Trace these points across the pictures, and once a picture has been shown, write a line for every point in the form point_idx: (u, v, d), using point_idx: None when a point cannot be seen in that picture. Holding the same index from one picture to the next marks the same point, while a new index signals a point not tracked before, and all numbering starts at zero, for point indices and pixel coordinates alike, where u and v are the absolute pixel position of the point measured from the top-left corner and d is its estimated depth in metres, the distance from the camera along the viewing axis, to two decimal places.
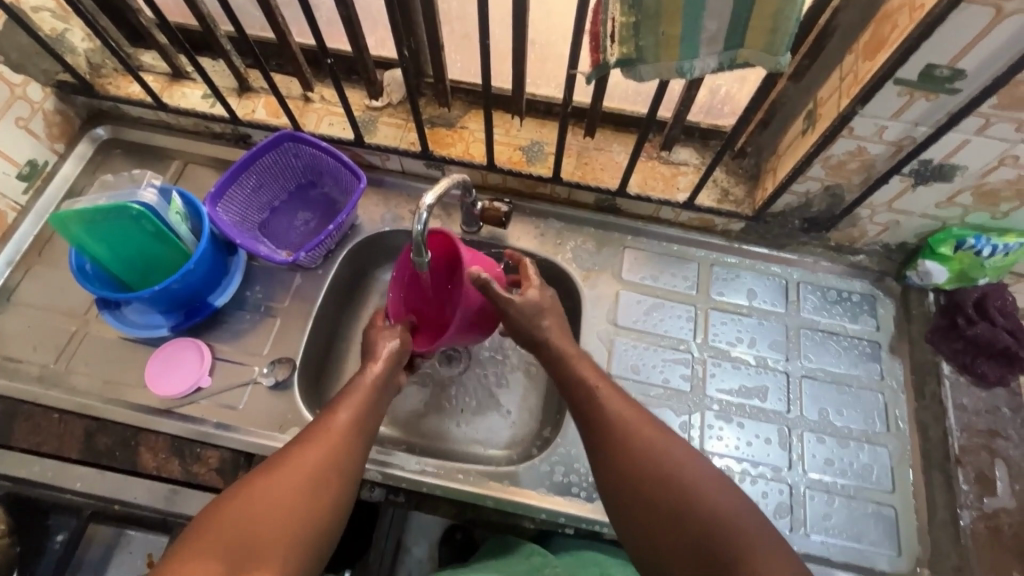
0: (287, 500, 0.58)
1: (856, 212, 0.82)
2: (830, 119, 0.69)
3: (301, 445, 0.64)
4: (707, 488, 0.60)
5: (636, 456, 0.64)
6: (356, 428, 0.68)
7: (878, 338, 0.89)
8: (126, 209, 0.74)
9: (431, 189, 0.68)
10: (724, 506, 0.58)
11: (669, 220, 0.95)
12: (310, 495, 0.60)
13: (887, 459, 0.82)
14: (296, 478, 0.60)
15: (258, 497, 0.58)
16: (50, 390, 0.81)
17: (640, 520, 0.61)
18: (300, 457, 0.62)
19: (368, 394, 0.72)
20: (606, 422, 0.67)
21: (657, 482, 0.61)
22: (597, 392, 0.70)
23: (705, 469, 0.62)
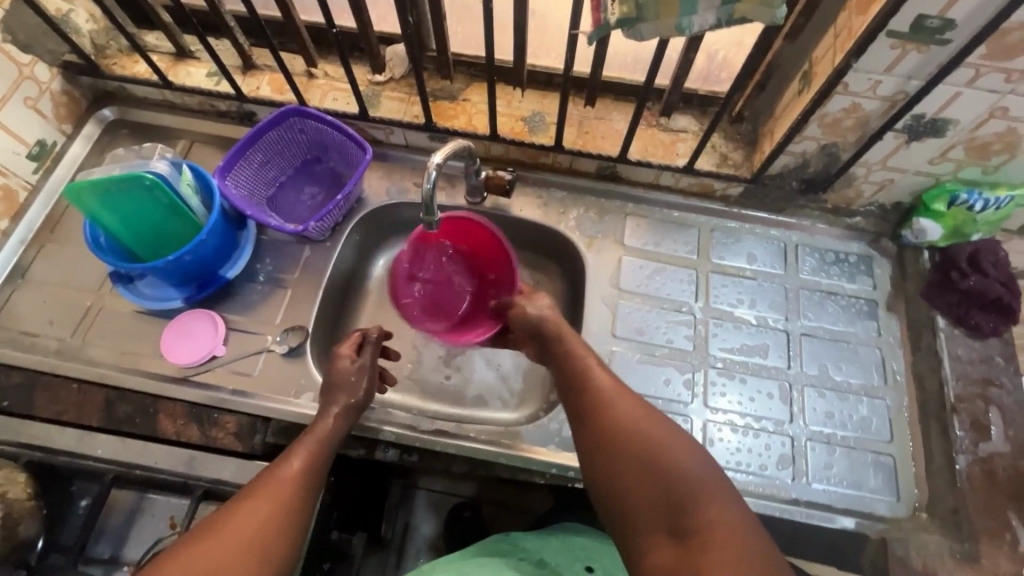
0: (225, 557, 0.57)
1: (852, 171, 0.84)
2: (825, 76, 0.71)
3: (244, 499, 0.63)
4: (678, 453, 0.59)
5: (615, 420, 0.63)
6: (306, 477, 0.67)
7: (875, 297, 0.91)
8: (140, 179, 0.76)
9: (439, 151, 0.72)
10: (695, 472, 0.57)
11: (669, 187, 0.97)
12: (249, 550, 0.58)
13: (886, 410, 0.84)
14: (233, 535, 0.59)
15: (193, 558, 0.56)
16: (70, 363, 0.83)
17: (608, 480, 0.61)
18: (242, 512, 0.61)
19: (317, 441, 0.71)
20: (591, 387, 0.67)
21: (627, 447, 0.60)
22: (585, 363, 0.70)
23: (681, 437, 0.61)
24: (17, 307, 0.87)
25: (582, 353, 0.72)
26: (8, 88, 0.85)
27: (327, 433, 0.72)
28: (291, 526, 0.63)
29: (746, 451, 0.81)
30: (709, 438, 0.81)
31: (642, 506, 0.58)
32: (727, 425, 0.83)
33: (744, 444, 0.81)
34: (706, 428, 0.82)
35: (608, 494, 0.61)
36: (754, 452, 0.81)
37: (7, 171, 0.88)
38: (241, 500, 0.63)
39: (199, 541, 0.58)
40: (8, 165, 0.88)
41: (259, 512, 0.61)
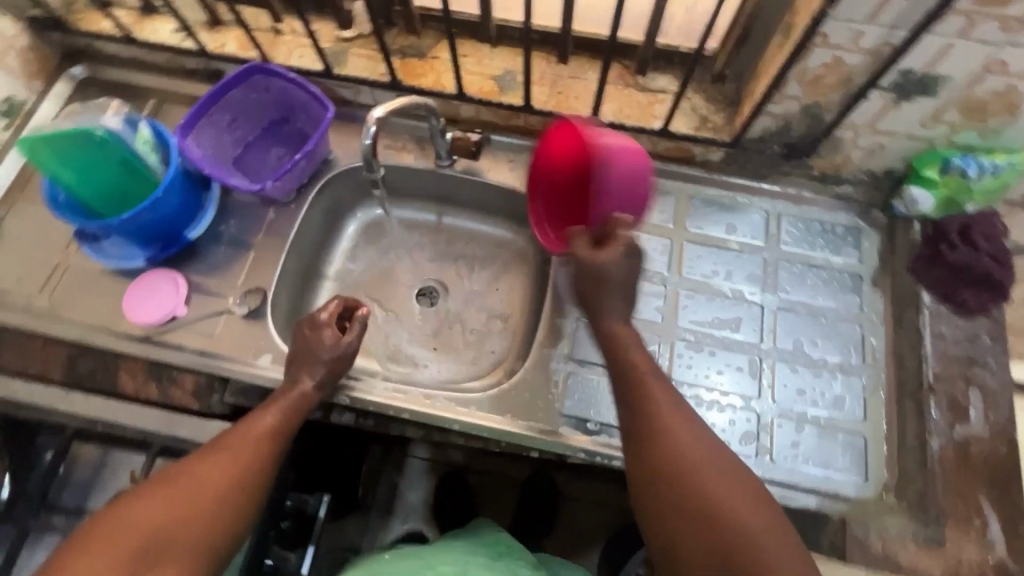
0: (192, 506, 0.57)
1: (838, 135, 0.79)
2: (803, 26, 0.65)
3: (212, 451, 0.63)
4: (746, 508, 0.54)
5: (679, 462, 0.58)
6: (272, 438, 0.67)
7: (860, 271, 0.87)
8: (91, 134, 0.75)
9: (383, 104, 0.71)
10: (762, 532, 0.53)
11: (647, 152, 0.92)
12: (213, 501, 0.59)
13: (861, 389, 0.80)
14: (201, 485, 0.59)
15: (156, 501, 0.56)
16: (35, 319, 0.83)
17: (662, 522, 0.57)
18: (207, 464, 0.61)
19: (289, 408, 0.70)
20: (653, 413, 0.62)
21: (688, 495, 0.56)
22: (646, 384, 0.64)
23: (748, 487, 0.56)
24: None
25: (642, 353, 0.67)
26: None
27: (300, 400, 0.72)
28: (259, 483, 0.63)
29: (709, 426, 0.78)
30: None
31: (700, 559, 0.54)
32: (691, 399, 0.80)
33: (708, 418, 0.79)
34: None
35: (661, 534, 0.57)
36: (718, 428, 0.78)
37: None
38: (209, 453, 0.63)
39: (165, 484, 0.58)
40: None
41: (228, 466, 0.62)
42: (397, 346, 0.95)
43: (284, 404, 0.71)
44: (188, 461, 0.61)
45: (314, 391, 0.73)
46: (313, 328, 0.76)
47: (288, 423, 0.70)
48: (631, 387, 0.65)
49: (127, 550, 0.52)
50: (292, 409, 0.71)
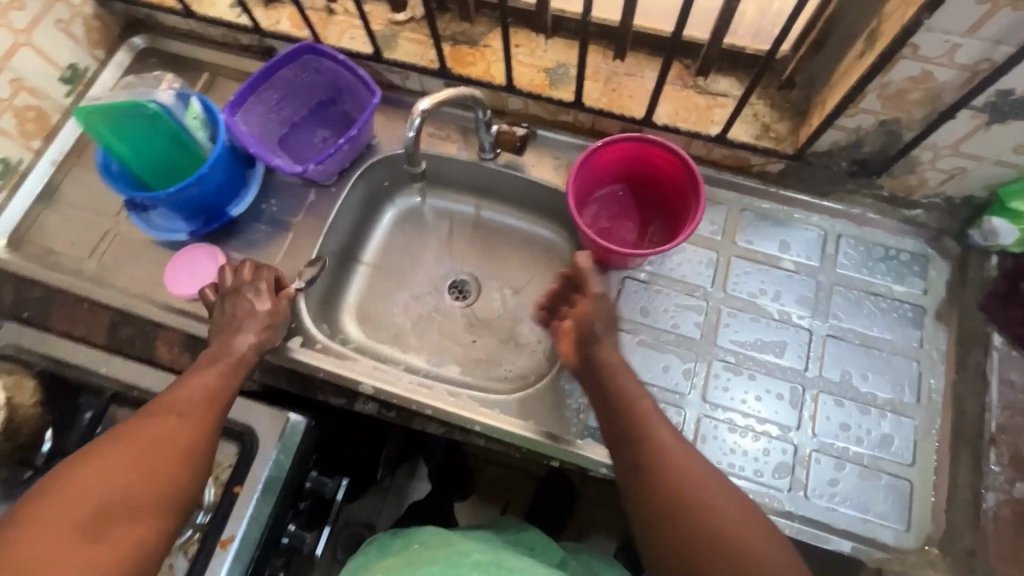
0: (120, 477, 0.59)
1: (916, 155, 0.72)
2: (891, 35, 0.60)
3: (141, 420, 0.64)
4: (752, 532, 0.59)
5: (689, 497, 0.60)
6: (202, 402, 0.67)
7: (922, 303, 0.80)
8: (144, 108, 0.77)
9: (428, 95, 0.69)
10: (768, 554, 0.58)
11: (700, 158, 0.87)
12: (140, 469, 0.60)
13: (912, 431, 0.75)
14: (126, 453, 0.60)
15: (83, 473, 0.58)
16: (86, 283, 0.87)
17: (673, 551, 0.60)
18: (132, 434, 0.62)
19: (217, 372, 0.70)
20: (659, 446, 0.64)
21: (701, 527, 0.59)
22: (650, 417, 0.66)
23: (752, 514, 0.60)
24: (46, 226, 0.92)
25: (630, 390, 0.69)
26: (39, 10, 0.86)
27: (238, 363, 0.73)
28: (191, 447, 0.63)
29: (742, 453, 0.75)
30: (701, 435, 0.76)
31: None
32: (725, 423, 0.76)
33: (741, 446, 0.75)
34: (699, 424, 0.76)
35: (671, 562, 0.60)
36: (751, 457, 0.75)
37: (40, 93, 0.90)
38: (139, 422, 0.64)
39: (91, 455, 0.60)
40: (40, 86, 0.90)
41: (161, 431, 0.63)
42: (426, 338, 0.94)
43: (212, 369, 0.70)
44: (118, 432, 0.63)
45: (242, 357, 0.73)
46: (250, 300, 0.77)
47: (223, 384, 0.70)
48: (633, 420, 0.66)
49: (55, 522, 0.55)
50: (226, 373, 0.71)
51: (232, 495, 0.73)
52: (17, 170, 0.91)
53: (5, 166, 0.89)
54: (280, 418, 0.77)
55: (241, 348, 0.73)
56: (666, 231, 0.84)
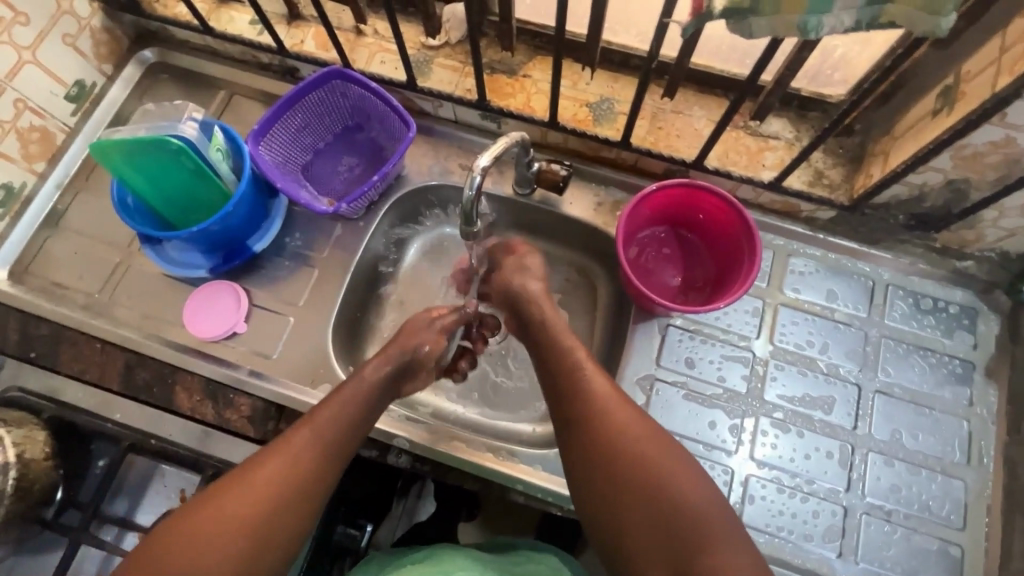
0: (244, 518, 0.54)
1: (980, 214, 0.70)
2: (976, 101, 0.57)
3: (267, 454, 0.58)
4: (677, 476, 0.57)
5: (616, 441, 0.60)
6: (327, 440, 0.61)
7: (972, 358, 0.78)
8: (167, 143, 0.72)
9: (488, 150, 0.63)
10: (699, 500, 0.56)
11: (747, 201, 0.84)
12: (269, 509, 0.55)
13: (962, 494, 0.73)
14: (250, 492, 0.55)
15: (211, 514, 0.54)
16: (96, 320, 0.82)
17: (600, 495, 0.59)
18: (257, 470, 0.57)
19: (348, 402, 0.64)
20: (587, 393, 0.63)
21: (632, 472, 0.58)
22: (579, 366, 0.65)
23: (677, 458, 0.59)
24: (51, 256, 0.86)
25: (572, 345, 0.67)
26: (46, 25, 0.79)
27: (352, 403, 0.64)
28: (316, 481, 0.59)
29: (790, 515, 0.73)
30: (749, 495, 0.73)
31: (641, 531, 0.56)
32: (772, 483, 0.74)
33: (788, 507, 0.73)
34: (747, 484, 0.74)
35: (600, 510, 0.59)
36: (799, 519, 0.73)
37: (45, 113, 0.84)
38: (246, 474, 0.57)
39: (216, 495, 0.55)
40: (45, 107, 0.83)
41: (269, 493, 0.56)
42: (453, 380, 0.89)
43: (339, 399, 0.64)
44: (233, 480, 0.56)
45: (374, 384, 0.67)
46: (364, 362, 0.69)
47: (350, 414, 0.63)
48: (563, 368, 0.66)
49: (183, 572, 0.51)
50: (357, 403, 0.65)
51: None
52: (20, 196, 0.84)
53: (7, 192, 0.82)
54: None
55: (371, 375, 0.67)
56: (713, 277, 0.82)
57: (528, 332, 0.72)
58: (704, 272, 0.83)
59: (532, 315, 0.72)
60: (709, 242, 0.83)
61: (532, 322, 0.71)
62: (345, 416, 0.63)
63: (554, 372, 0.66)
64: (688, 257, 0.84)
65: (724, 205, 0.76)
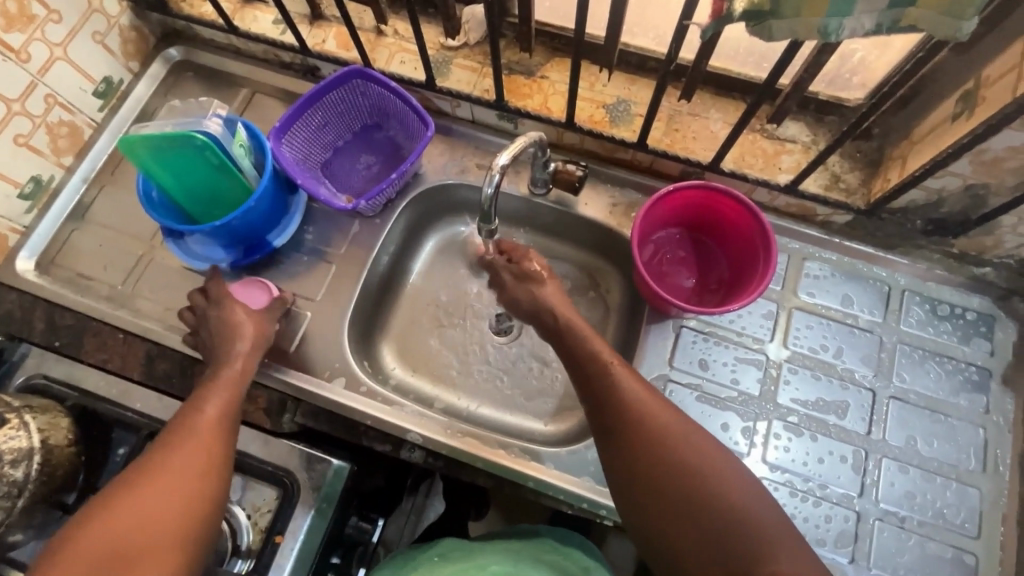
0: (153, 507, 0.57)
1: (998, 220, 0.70)
2: (996, 106, 0.57)
3: (165, 446, 0.62)
4: (725, 477, 0.57)
5: (657, 449, 0.60)
6: (220, 421, 0.66)
7: (989, 365, 0.78)
8: (192, 138, 0.73)
9: (506, 149, 0.64)
10: (747, 502, 0.56)
11: (762, 204, 0.84)
12: (178, 493, 0.59)
13: (977, 502, 0.73)
14: (153, 483, 0.59)
15: (120, 506, 0.56)
16: (120, 310, 0.84)
17: (646, 504, 0.59)
18: (161, 463, 0.60)
19: (229, 386, 0.70)
20: (624, 399, 0.63)
21: (678, 480, 0.58)
22: (611, 371, 0.65)
23: (724, 460, 0.59)
24: (76, 248, 0.88)
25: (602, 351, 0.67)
26: (76, 22, 0.82)
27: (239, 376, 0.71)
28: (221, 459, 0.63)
29: (802, 520, 0.73)
30: None
31: (688, 532, 0.56)
32: (784, 486, 0.74)
33: (801, 511, 0.73)
34: None
35: (650, 521, 0.59)
36: (811, 523, 0.72)
37: (73, 108, 0.86)
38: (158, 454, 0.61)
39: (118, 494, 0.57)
40: (73, 102, 0.85)
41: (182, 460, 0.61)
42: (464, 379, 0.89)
43: (224, 384, 0.70)
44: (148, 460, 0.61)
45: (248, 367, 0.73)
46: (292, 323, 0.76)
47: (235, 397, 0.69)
48: (595, 376, 0.66)
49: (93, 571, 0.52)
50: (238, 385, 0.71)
51: (273, 546, 0.69)
52: (48, 189, 0.87)
53: (36, 184, 0.85)
54: (322, 465, 0.73)
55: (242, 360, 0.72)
56: (727, 279, 0.82)
57: (559, 339, 0.71)
58: (717, 271, 0.83)
59: (551, 322, 0.73)
60: (721, 241, 0.83)
61: (555, 330, 0.72)
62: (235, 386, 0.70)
63: (587, 377, 0.66)
64: (699, 256, 0.84)
65: (737, 206, 0.77)
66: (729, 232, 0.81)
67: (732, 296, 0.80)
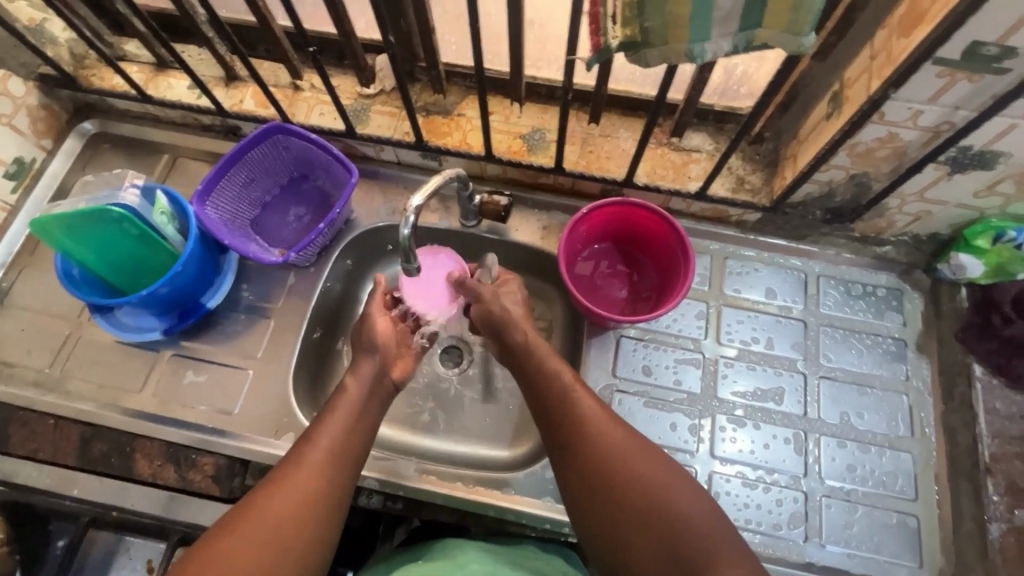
0: (268, 538, 0.55)
1: (885, 203, 0.76)
2: (857, 104, 0.63)
3: (282, 477, 0.60)
4: (677, 487, 0.59)
5: (609, 465, 0.61)
6: (335, 452, 0.63)
7: (904, 336, 0.83)
8: (108, 212, 0.72)
9: (420, 189, 0.66)
10: (698, 513, 0.57)
11: (680, 211, 0.89)
12: (292, 530, 0.56)
13: (911, 465, 0.77)
14: (267, 512, 0.57)
15: (231, 542, 0.54)
16: (47, 396, 0.80)
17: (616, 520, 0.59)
18: (278, 494, 0.58)
19: (346, 416, 0.66)
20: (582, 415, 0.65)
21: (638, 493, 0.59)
22: (569, 396, 0.67)
23: (674, 471, 0.61)
24: None
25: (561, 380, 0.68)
26: None
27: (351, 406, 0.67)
28: (332, 490, 0.61)
29: (756, 507, 0.75)
30: (715, 491, 0.76)
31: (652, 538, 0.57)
32: (737, 477, 0.77)
33: (754, 499, 0.76)
34: (712, 481, 0.76)
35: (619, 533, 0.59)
36: (765, 509, 0.75)
37: None
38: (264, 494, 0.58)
39: (240, 520, 0.56)
40: None
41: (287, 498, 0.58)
42: (417, 417, 0.88)
43: (345, 406, 0.67)
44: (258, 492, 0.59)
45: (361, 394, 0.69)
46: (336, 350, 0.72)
47: (360, 423, 0.66)
48: (550, 396, 0.67)
49: None
50: (354, 414, 0.67)
51: None
52: None
53: None
54: None
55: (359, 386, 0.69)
56: (657, 285, 0.86)
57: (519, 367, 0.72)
58: (647, 279, 0.87)
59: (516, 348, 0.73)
60: (646, 250, 0.87)
61: (514, 360, 0.72)
62: (348, 422, 0.66)
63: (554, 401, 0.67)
64: (628, 270, 0.88)
65: (653, 215, 0.81)
66: (649, 240, 0.85)
67: (664, 297, 0.84)
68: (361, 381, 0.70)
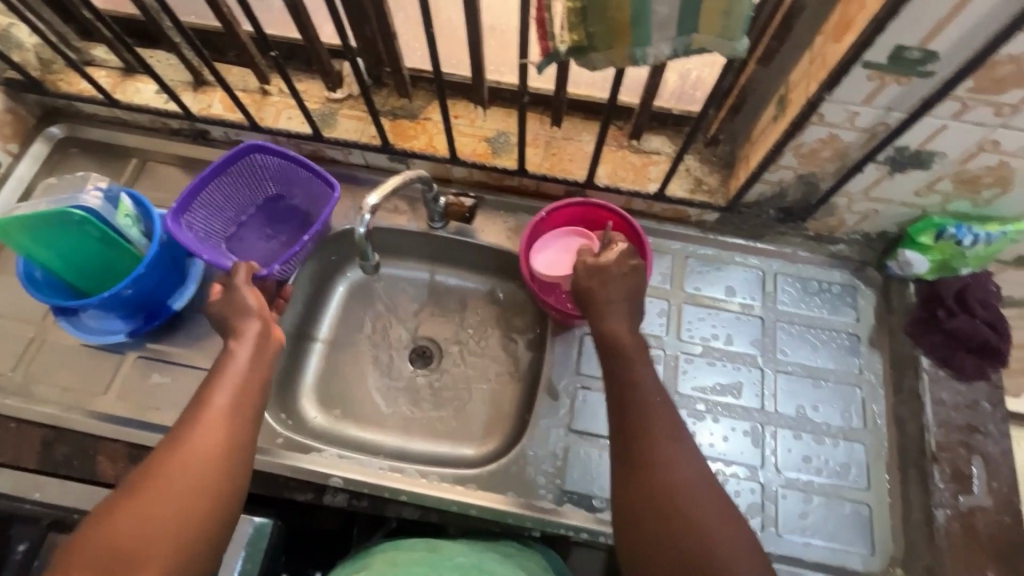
0: (172, 503, 0.55)
1: (833, 202, 0.79)
2: (798, 106, 0.65)
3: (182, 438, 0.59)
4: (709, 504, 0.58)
5: (653, 462, 0.59)
6: (235, 412, 0.62)
7: (857, 331, 0.86)
8: (69, 215, 0.73)
9: (377, 189, 0.68)
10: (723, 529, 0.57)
11: (642, 212, 0.92)
12: (197, 494, 0.56)
13: (864, 456, 0.80)
14: (172, 476, 0.56)
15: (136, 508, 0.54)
16: (9, 399, 0.80)
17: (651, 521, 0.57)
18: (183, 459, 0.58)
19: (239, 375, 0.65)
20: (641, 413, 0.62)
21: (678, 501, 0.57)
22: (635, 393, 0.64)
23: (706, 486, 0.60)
24: None
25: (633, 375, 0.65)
26: None
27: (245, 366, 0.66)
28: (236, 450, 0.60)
29: None
30: None
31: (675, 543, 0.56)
32: None
33: None
34: None
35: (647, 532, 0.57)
36: None
37: None
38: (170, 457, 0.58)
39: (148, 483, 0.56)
40: None
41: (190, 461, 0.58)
42: (386, 417, 0.89)
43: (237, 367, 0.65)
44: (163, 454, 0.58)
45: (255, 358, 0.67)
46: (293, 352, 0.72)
47: (251, 383, 0.65)
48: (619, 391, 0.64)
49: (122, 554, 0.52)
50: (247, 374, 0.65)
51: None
52: None
53: None
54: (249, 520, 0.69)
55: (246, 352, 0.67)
56: None
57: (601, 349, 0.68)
58: None
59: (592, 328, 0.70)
60: None
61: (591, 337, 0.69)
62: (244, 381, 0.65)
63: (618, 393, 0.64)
64: None
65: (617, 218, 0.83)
66: None
67: None
68: (246, 350, 0.67)
